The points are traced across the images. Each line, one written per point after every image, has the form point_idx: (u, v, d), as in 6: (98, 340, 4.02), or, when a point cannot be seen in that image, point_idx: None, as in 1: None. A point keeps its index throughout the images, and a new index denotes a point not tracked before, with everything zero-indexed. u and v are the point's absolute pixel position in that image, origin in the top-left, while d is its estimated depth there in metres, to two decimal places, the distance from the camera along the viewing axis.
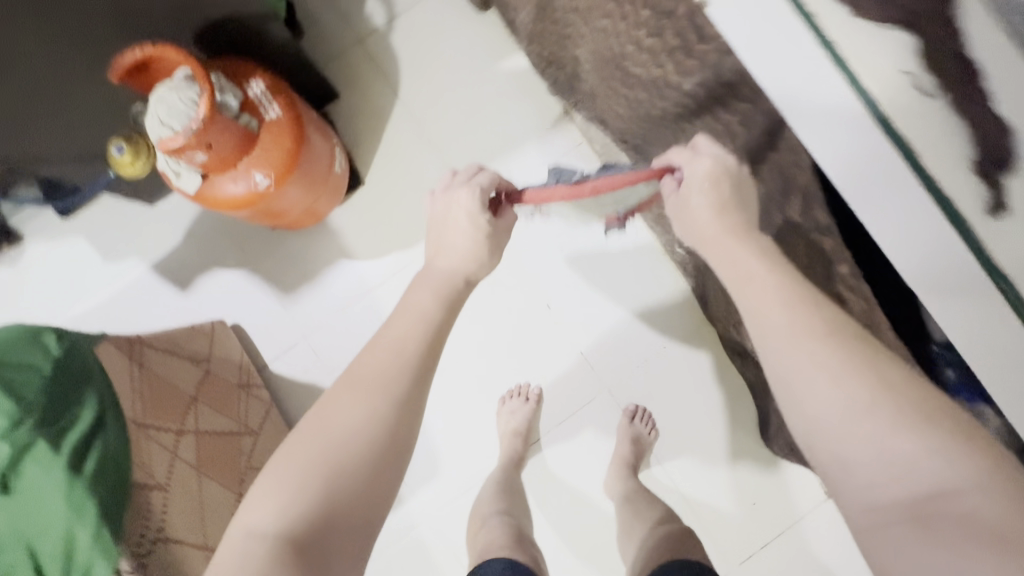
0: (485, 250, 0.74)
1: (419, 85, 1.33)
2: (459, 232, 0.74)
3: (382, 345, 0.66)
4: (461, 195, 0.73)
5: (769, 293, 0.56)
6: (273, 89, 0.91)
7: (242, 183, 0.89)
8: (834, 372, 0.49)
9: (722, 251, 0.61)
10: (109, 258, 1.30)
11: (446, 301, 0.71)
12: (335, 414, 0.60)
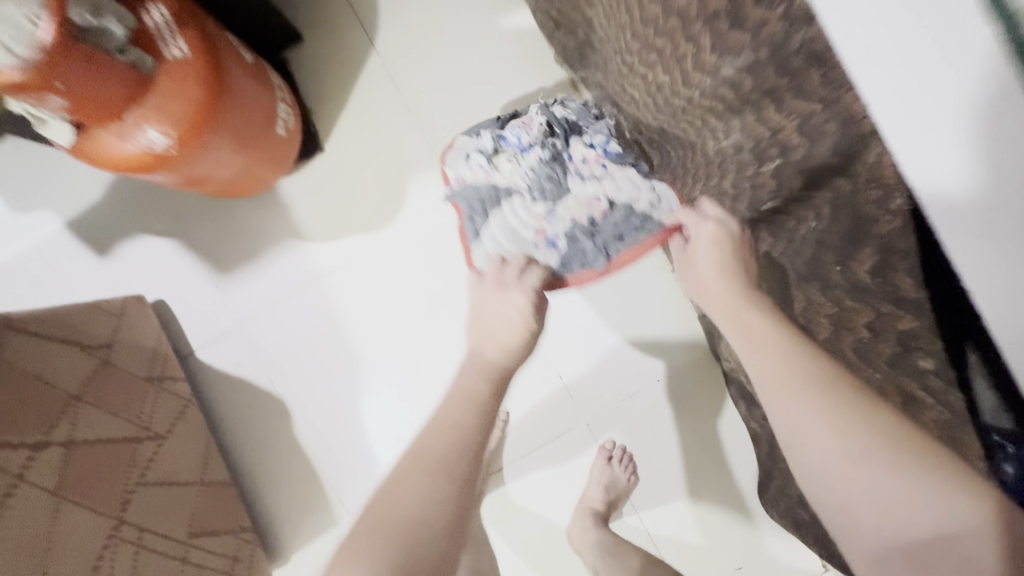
0: (534, 342, 0.66)
1: (399, 36, 1.09)
2: (505, 323, 0.66)
3: (442, 421, 0.55)
4: (519, 298, 0.68)
5: (768, 347, 0.47)
6: (180, 21, 0.70)
7: (131, 140, 0.69)
8: (827, 417, 0.41)
9: (730, 311, 0.52)
10: (17, 210, 1.10)
11: (498, 384, 0.61)
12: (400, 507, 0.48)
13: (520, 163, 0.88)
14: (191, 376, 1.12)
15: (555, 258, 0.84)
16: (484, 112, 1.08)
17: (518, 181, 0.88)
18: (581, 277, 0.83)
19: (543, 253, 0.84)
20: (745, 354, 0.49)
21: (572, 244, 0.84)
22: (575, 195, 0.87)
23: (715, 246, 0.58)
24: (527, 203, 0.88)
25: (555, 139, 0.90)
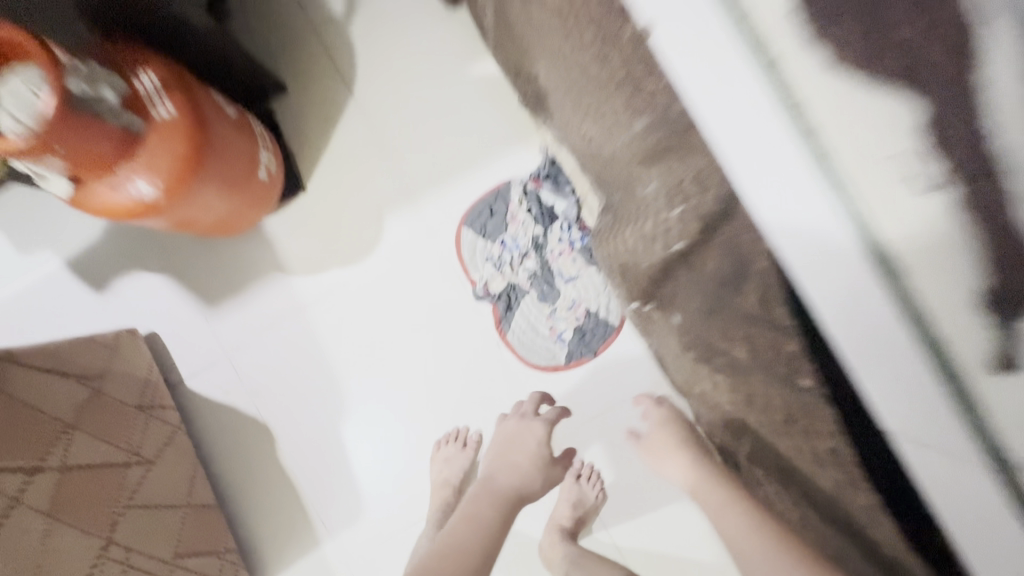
0: (539, 479, 0.85)
1: (377, 84, 1.18)
2: (521, 459, 0.86)
3: (467, 526, 0.75)
4: (536, 427, 0.90)
5: (719, 510, 0.70)
6: (168, 84, 0.79)
7: (123, 191, 0.77)
8: (766, 553, 0.62)
9: (689, 485, 0.76)
10: (22, 250, 1.18)
11: (502, 510, 0.79)
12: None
13: (520, 266, 1.14)
14: (181, 404, 1.19)
15: (563, 350, 1.13)
16: (455, 151, 1.17)
17: (523, 282, 1.14)
18: (581, 359, 1.13)
19: (554, 345, 1.13)
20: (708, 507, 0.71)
21: (574, 337, 1.13)
22: (564, 296, 1.13)
23: (666, 427, 0.83)
24: (534, 302, 1.14)
25: (536, 230, 1.14)
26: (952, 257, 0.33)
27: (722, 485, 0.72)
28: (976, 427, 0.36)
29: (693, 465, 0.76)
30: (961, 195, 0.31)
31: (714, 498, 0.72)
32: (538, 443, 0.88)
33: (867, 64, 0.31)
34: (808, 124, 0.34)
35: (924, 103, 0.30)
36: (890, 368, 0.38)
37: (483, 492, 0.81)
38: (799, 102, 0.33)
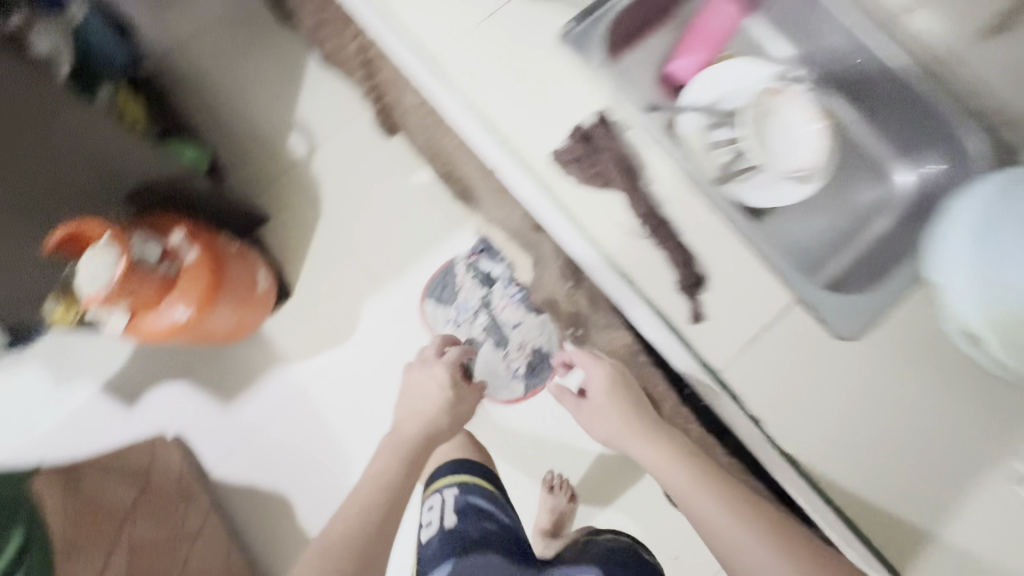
0: (449, 413, 0.91)
1: (341, 201, 1.50)
2: (429, 401, 0.92)
3: (378, 465, 0.84)
4: (437, 371, 0.95)
5: (656, 452, 0.76)
6: (191, 236, 1.09)
7: (165, 318, 1.05)
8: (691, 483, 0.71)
9: (616, 428, 0.81)
10: (60, 383, 1.41)
11: (406, 458, 0.85)
12: (337, 549, 0.72)
13: (475, 323, 1.42)
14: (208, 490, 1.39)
15: (520, 383, 1.40)
16: (409, 242, 1.48)
17: (478, 337, 1.41)
18: (535, 389, 1.39)
19: (512, 381, 1.40)
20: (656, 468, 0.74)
21: (527, 371, 1.40)
22: (514, 340, 1.41)
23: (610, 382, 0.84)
24: (491, 349, 1.41)
25: (482, 293, 1.43)
26: (661, 268, 0.66)
27: (649, 426, 0.79)
28: (701, 360, 0.66)
29: (626, 416, 0.80)
30: (651, 235, 0.66)
31: (639, 440, 0.78)
32: (440, 387, 0.93)
33: (595, 182, 0.66)
34: (575, 217, 0.67)
35: (621, 196, 0.66)
36: (655, 335, 0.68)
37: (394, 437, 0.88)
38: (569, 208, 0.67)
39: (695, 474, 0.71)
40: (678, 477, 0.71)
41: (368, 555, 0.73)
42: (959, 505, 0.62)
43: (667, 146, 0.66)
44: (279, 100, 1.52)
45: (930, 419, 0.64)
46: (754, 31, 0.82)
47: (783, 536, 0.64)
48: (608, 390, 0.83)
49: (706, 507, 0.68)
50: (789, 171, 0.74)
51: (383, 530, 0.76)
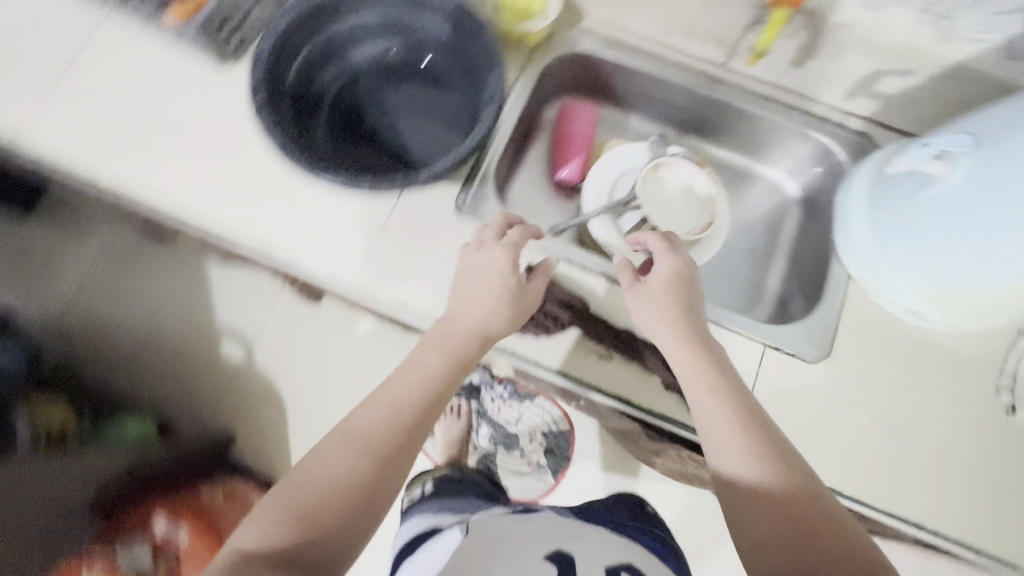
0: (509, 312, 0.64)
1: (294, 392, 1.39)
2: (483, 285, 0.64)
3: (401, 396, 0.60)
4: (496, 255, 0.65)
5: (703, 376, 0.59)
6: (191, 520, 1.16)
7: None
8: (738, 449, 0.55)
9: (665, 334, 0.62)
10: None
11: (457, 359, 0.63)
12: (324, 480, 0.54)
13: (478, 435, 1.30)
14: None
15: (550, 472, 1.27)
16: None
17: (488, 445, 1.30)
18: (563, 473, 1.26)
19: (540, 474, 1.27)
20: (645, 308, 0.64)
21: (548, 459, 1.27)
22: (523, 434, 1.29)
23: (672, 281, 0.64)
24: (506, 454, 1.30)
25: (472, 403, 1.29)
26: (644, 375, 0.68)
27: (710, 340, 0.63)
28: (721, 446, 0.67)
29: (694, 326, 0.63)
30: (620, 352, 0.68)
31: (699, 353, 0.61)
32: (500, 273, 0.64)
33: (547, 328, 0.69)
34: (546, 366, 0.68)
35: (576, 329, 0.69)
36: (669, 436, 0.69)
37: (418, 357, 0.63)
38: (537, 360, 0.68)
39: (756, 415, 0.57)
40: (722, 391, 0.58)
41: (328, 525, 0.52)
42: (964, 475, 0.68)
43: (592, 270, 0.72)
44: (187, 310, 1.36)
45: (918, 396, 0.70)
46: (612, 115, 0.89)
47: (796, 492, 0.53)
48: (670, 286, 0.64)
49: (744, 435, 0.55)
50: (701, 228, 0.80)
51: (388, 479, 0.56)
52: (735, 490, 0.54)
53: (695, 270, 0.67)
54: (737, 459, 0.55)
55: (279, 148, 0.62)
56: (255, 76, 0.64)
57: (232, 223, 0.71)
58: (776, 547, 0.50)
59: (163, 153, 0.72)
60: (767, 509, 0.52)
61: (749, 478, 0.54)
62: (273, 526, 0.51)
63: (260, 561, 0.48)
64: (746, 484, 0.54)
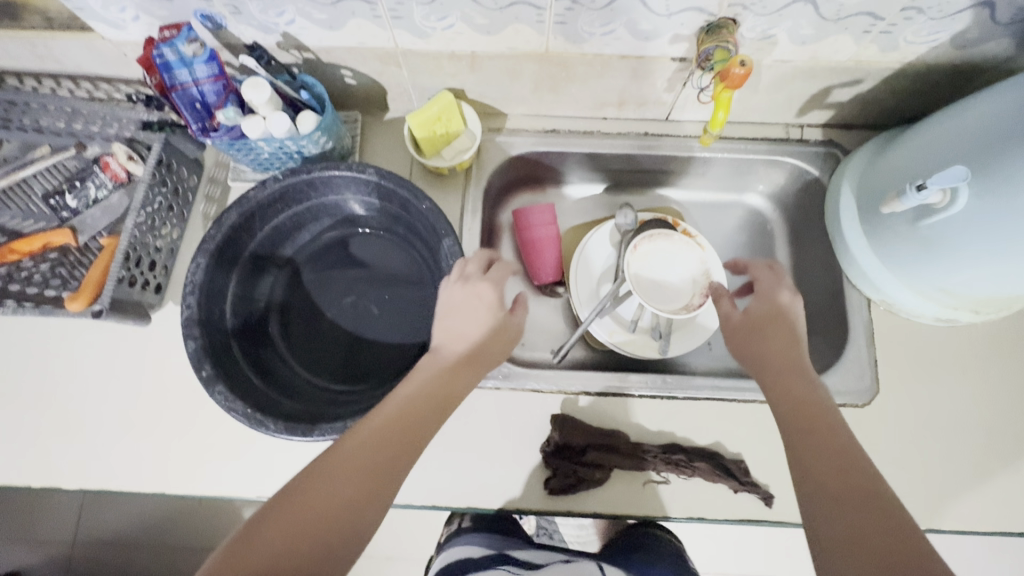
0: (495, 348, 0.57)
1: None
2: (471, 322, 0.56)
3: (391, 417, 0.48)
4: (486, 292, 0.57)
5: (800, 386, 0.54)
6: None
7: None
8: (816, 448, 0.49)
9: (771, 344, 0.58)
10: None
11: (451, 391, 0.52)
12: (300, 518, 0.42)
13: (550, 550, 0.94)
14: None
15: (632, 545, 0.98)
16: None
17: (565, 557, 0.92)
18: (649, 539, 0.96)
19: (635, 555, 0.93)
20: (741, 339, 0.60)
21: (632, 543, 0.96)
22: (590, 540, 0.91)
23: (777, 292, 0.62)
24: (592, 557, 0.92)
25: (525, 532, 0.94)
26: (701, 484, 0.63)
27: (802, 367, 0.56)
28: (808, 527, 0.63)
29: (789, 357, 0.57)
30: (669, 470, 0.63)
31: (786, 383, 0.54)
32: (490, 310, 0.57)
33: (584, 475, 0.62)
34: (597, 512, 0.62)
35: (614, 463, 0.63)
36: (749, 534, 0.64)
37: (407, 384, 0.52)
38: (587, 510, 0.62)
39: (838, 443, 0.48)
40: (802, 417, 0.51)
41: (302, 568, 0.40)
42: None
43: (608, 389, 0.66)
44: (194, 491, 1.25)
45: (978, 402, 0.67)
46: (568, 197, 0.84)
47: (886, 528, 0.42)
48: (769, 305, 0.61)
49: (819, 466, 0.47)
50: (702, 292, 0.74)
51: (368, 509, 0.44)
52: (820, 530, 0.44)
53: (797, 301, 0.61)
54: (815, 493, 0.46)
55: (248, 422, 0.54)
56: (191, 347, 0.56)
57: (219, 487, 0.63)
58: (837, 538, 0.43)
59: (116, 436, 0.64)
60: (851, 552, 0.41)
61: (833, 517, 0.44)
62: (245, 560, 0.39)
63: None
64: (826, 521, 0.44)
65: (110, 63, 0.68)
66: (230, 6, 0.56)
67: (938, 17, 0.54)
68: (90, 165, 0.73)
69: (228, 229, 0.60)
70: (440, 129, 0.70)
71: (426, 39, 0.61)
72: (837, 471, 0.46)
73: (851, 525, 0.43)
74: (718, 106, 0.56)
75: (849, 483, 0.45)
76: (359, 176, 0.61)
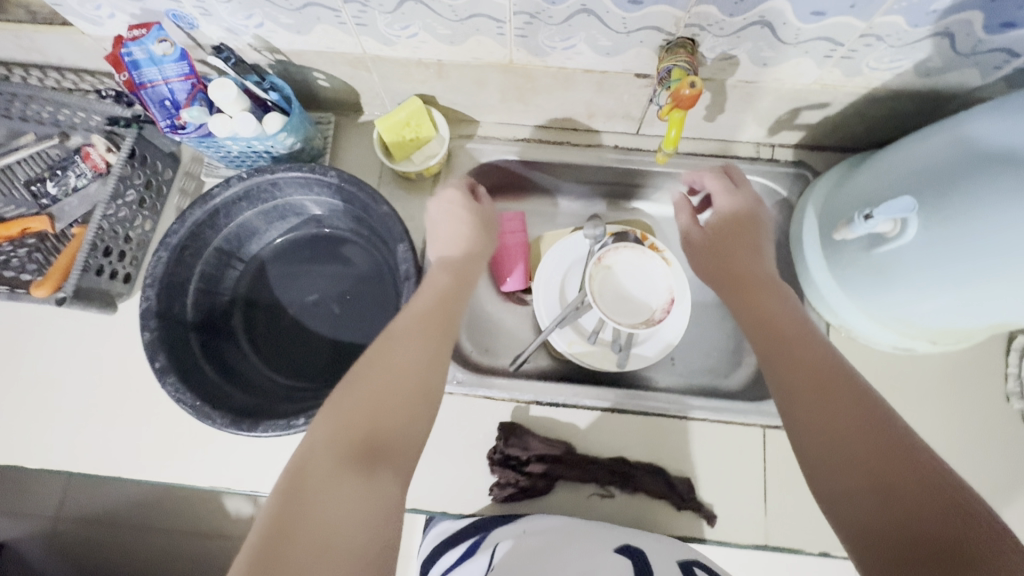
0: (476, 233, 0.66)
1: None
2: (447, 223, 0.67)
3: (425, 307, 0.55)
4: (452, 196, 0.67)
5: (781, 301, 0.57)
6: None
7: None
8: (780, 369, 0.51)
9: (735, 254, 0.63)
10: None
11: (456, 277, 0.61)
12: (371, 404, 0.47)
13: None
14: None
15: None
16: None
17: None
18: None
19: None
20: (704, 259, 0.65)
21: None
22: None
23: (725, 190, 0.67)
24: None
25: None
26: (645, 501, 0.63)
27: (763, 276, 0.60)
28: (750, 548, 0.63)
29: (760, 270, 0.61)
30: (614, 483, 0.63)
31: (752, 298, 0.58)
32: (460, 206, 0.67)
33: (529, 482, 0.63)
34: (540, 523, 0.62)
35: (558, 473, 0.63)
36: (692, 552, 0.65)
37: (423, 285, 0.58)
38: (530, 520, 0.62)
39: (804, 350, 0.51)
40: (768, 330, 0.55)
41: (389, 440, 0.46)
42: (1005, 494, 0.64)
43: (559, 403, 0.67)
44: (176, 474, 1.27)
45: (935, 434, 0.66)
46: (540, 206, 0.84)
47: (871, 426, 0.44)
48: (726, 210, 0.66)
49: (791, 374, 0.50)
50: (663, 308, 0.74)
51: (428, 383, 0.50)
52: (801, 440, 0.46)
53: (762, 207, 0.66)
54: (791, 399, 0.48)
55: (196, 414, 0.56)
56: (148, 338, 0.57)
57: (177, 475, 0.65)
58: (850, 447, 0.43)
59: (81, 420, 0.66)
60: (836, 452, 0.44)
61: (811, 417, 0.46)
62: (335, 443, 0.44)
63: (335, 476, 0.42)
64: (808, 424, 0.46)
65: (91, 57, 0.70)
66: (199, 8, 0.58)
67: (898, 45, 0.54)
68: (71, 156, 0.75)
69: (192, 225, 0.62)
70: (409, 134, 0.70)
71: (393, 46, 0.62)
72: (812, 373, 0.49)
73: (826, 419, 0.46)
74: (671, 126, 0.56)
75: (820, 381, 0.48)
76: (321, 177, 0.62)
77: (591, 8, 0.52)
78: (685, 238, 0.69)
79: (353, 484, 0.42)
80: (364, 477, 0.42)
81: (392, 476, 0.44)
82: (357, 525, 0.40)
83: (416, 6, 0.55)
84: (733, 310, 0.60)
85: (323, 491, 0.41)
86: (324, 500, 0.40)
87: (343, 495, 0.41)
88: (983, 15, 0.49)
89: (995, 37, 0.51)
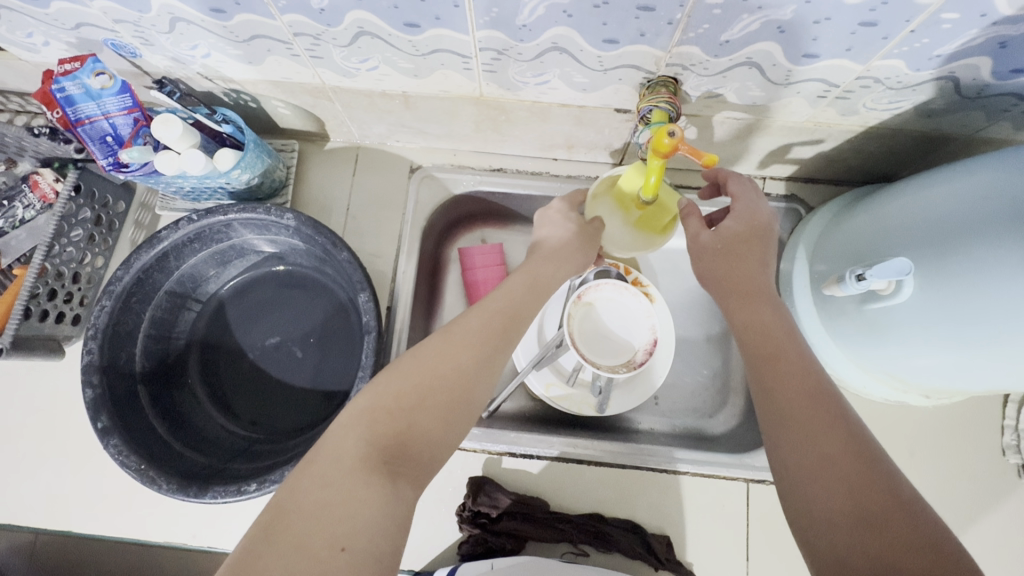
0: (574, 246, 0.58)
1: None
2: (550, 228, 0.60)
3: (479, 322, 0.48)
4: (554, 205, 0.62)
5: (783, 319, 0.48)
6: None
7: None
8: (773, 378, 0.45)
9: (748, 265, 0.51)
10: None
11: (532, 287, 0.54)
12: (411, 403, 0.41)
13: None
14: None
15: None
16: None
17: None
18: None
19: None
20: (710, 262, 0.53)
21: None
22: None
23: (752, 196, 0.55)
24: None
25: None
26: (618, 561, 0.61)
27: (775, 293, 0.50)
28: None
29: (765, 283, 0.51)
30: (586, 543, 0.61)
31: (758, 311, 0.49)
32: (563, 220, 0.60)
33: (499, 540, 0.61)
34: None
35: (530, 532, 0.61)
36: None
37: (500, 289, 0.52)
38: None
39: (803, 369, 0.44)
40: (766, 350, 0.46)
41: (419, 445, 0.41)
42: (1001, 550, 0.61)
43: (536, 455, 0.65)
44: None
45: (929, 492, 0.63)
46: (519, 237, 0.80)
47: (861, 470, 0.38)
48: (751, 223, 0.53)
49: (789, 397, 0.43)
50: (645, 349, 0.69)
51: (476, 389, 0.44)
52: (785, 461, 0.41)
53: (776, 226, 0.54)
54: (780, 419, 0.42)
55: (138, 479, 0.51)
56: (88, 395, 0.53)
57: (129, 531, 0.61)
58: (837, 485, 0.38)
59: (35, 470, 0.63)
60: (814, 478, 0.39)
61: (796, 440, 0.41)
62: (371, 434, 0.39)
63: (349, 475, 0.36)
64: (794, 451, 0.40)
65: (34, 82, 0.65)
66: (139, 37, 0.53)
67: (898, 87, 0.49)
68: (17, 184, 0.66)
69: (138, 270, 0.57)
70: (621, 211, 0.63)
71: (353, 78, 0.57)
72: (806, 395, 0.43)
73: (815, 451, 0.40)
74: (652, 171, 0.51)
75: (813, 410, 0.42)
76: (278, 220, 0.58)
77: (563, 47, 0.48)
78: (689, 238, 0.55)
79: (370, 482, 0.36)
80: (384, 475, 0.37)
81: (415, 479, 0.39)
82: (369, 529, 0.35)
83: (374, 41, 0.50)
84: (729, 316, 0.51)
85: (332, 484, 0.36)
86: (324, 497, 0.35)
87: (357, 495, 0.36)
88: (992, 61, 0.44)
89: (1003, 81, 0.47)
